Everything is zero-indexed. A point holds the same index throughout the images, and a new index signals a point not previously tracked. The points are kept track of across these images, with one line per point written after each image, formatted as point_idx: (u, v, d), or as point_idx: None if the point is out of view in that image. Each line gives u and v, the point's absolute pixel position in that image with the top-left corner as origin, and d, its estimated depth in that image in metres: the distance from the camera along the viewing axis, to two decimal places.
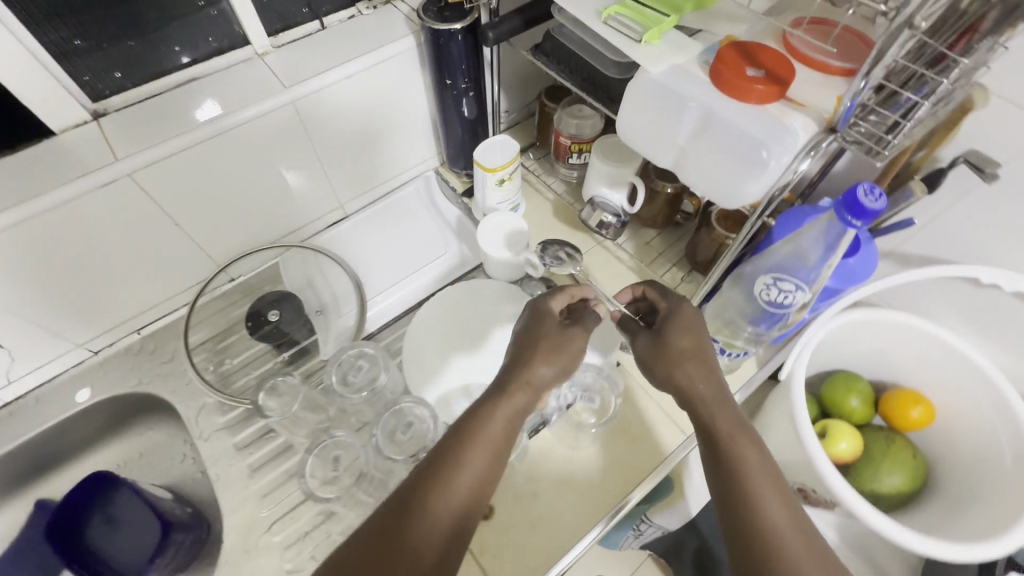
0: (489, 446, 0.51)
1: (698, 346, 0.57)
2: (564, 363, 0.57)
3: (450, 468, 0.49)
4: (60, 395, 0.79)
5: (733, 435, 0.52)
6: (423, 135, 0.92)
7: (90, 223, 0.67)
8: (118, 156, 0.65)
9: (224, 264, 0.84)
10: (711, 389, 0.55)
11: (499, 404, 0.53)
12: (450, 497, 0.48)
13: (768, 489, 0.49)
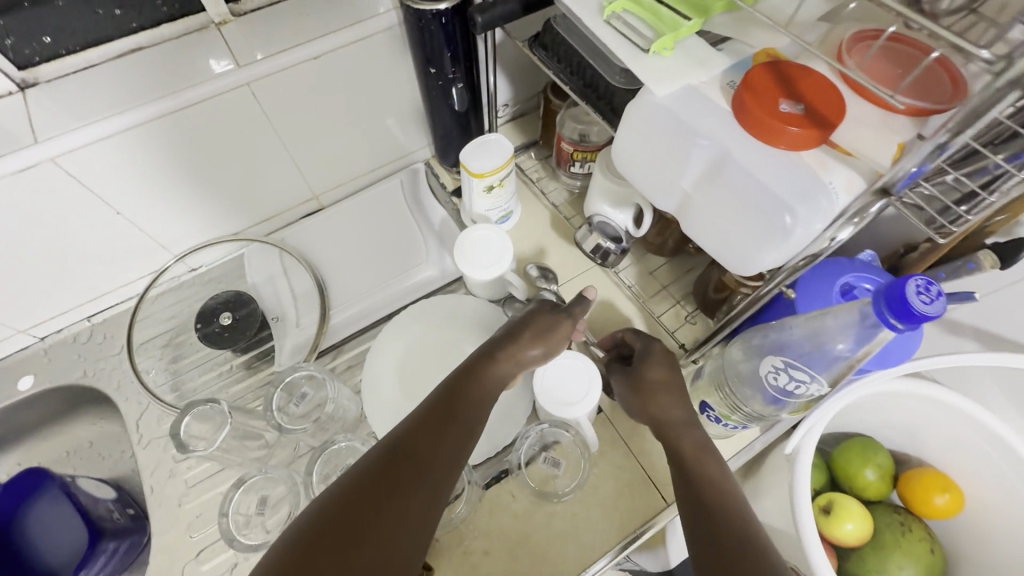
0: (473, 408, 0.52)
1: (672, 376, 0.60)
2: (551, 345, 0.60)
3: (433, 418, 0.50)
4: (2, 380, 0.75)
5: (698, 456, 0.53)
6: (411, 124, 0.82)
7: (15, 207, 0.60)
8: (39, 139, 0.57)
9: (180, 254, 0.78)
10: (683, 414, 0.57)
11: (484, 370, 0.56)
12: (432, 446, 0.48)
13: (725, 499, 0.48)
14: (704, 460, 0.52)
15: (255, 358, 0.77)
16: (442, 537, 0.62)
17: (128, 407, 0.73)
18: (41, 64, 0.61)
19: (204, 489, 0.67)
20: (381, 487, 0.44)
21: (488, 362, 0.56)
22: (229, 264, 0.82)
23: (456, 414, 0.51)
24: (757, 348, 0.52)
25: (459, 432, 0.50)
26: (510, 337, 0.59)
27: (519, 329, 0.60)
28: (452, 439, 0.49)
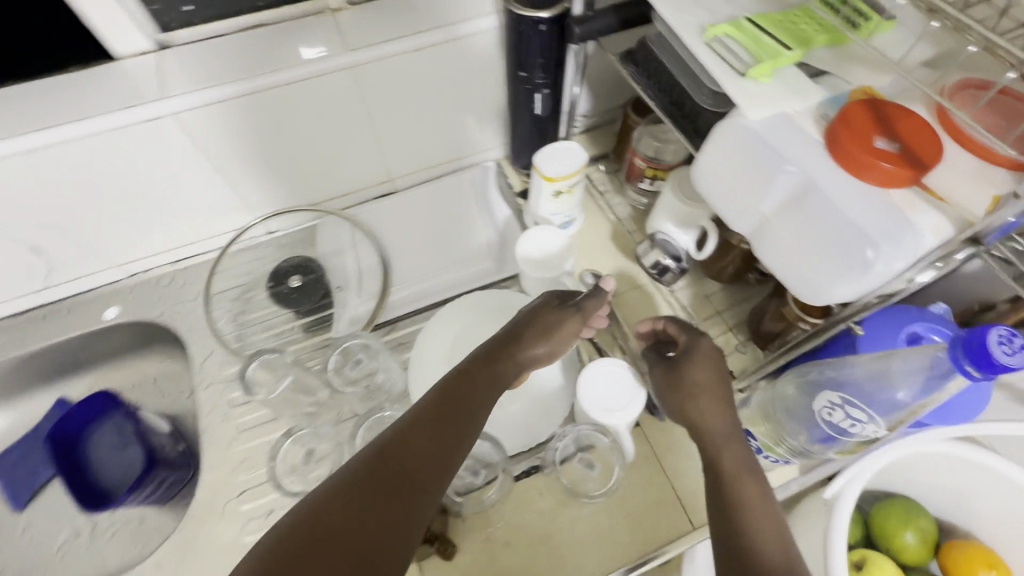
0: (468, 406, 0.51)
1: (711, 376, 0.57)
2: (554, 344, 0.60)
3: (427, 418, 0.49)
4: (89, 308, 0.81)
5: (735, 469, 0.49)
6: (490, 123, 0.85)
7: (135, 153, 0.67)
8: (168, 93, 0.64)
9: (261, 217, 0.82)
10: (722, 422, 0.54)
11: (478, 368, 0.55)
12: (425, 448, 0.46)
13: (763, 521, 0.45)
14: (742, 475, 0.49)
15: (314, 323, 0.81)
16: (470, 516, 0.63)
17: (194, 350, 0.78)
18: (176, 29, 0.68)
19: (253, 436, 0.71)
20: (377, 491, 0.42)
21: (484, 363, 0.56)
22: (299, 234, 0.85)
23: (452, 409, 0.50)
24: (812, 381, 0.52)
25: (454, 431, 0.48)
26: (507, 340, 0.59)
27: (518, 333, 0.60)
28: (446, 440, 0.47)
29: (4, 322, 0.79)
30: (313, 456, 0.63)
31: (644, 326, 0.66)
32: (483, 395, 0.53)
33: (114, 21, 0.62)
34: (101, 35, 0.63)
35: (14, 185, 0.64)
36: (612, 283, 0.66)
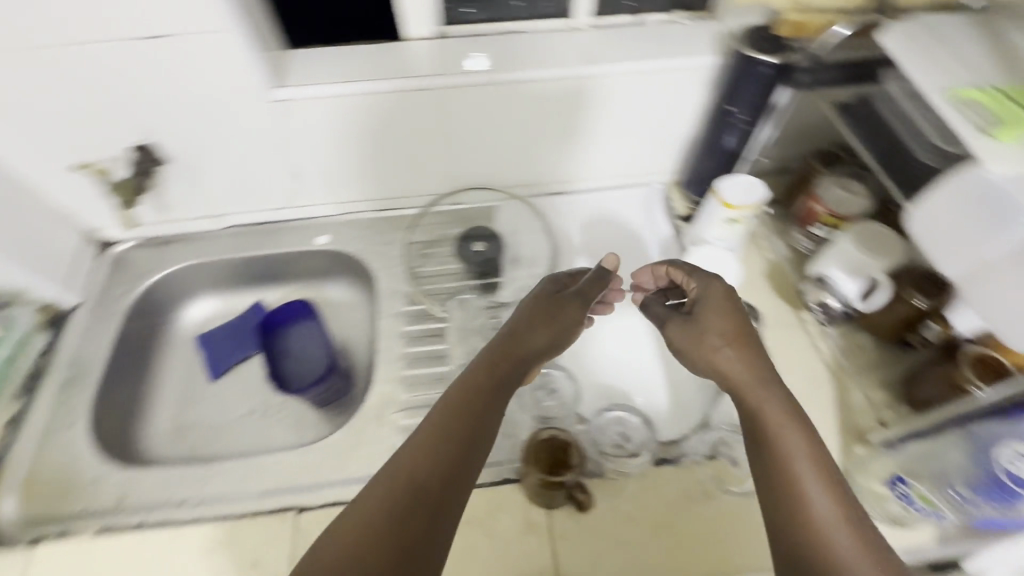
0: (480, 406, 0.57)
1: (730, 325, 0.62)
2: (555, 331, 0.65)
3: (440, 426, 0.54)
4: (305, 232, 0.97)
5: (779, 426, 0.55)
6: (671, 148, 0.94)
7: (393, 114, 0.81)
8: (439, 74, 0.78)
9: (458, 189, 0.95)
10: (745, 373, 0.59)
11: (478, 370, 0.60)
12: (443, 453, 0.52)
13: (819, 483, 0.52)
14: (790, 436, 0.55)
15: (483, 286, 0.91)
16: (611, 479, 0.69)
17: (382, 285, 0.92)
18: (452, 24, 0.82)
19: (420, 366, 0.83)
20: (405, 516, 0.48)
21: (484, 362, 0.61)
22: (488, 210, 0.97)
23: (462, 426, 0.55)
24: (971, 442, 0.59)
25: (473, 430, 0.55)
26: (508, 333, 0.65)
27: (518, 331, 0.64)
28: (463, 441, 0.54)
29: (241, 228, 0.96)
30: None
31: (657, 276, 0.74)
32: (489, 393, 0.58)
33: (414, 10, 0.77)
34: (400, 19, 0.78)
35: (306, 123, 0.80)
36: (615, 261, 0.72)
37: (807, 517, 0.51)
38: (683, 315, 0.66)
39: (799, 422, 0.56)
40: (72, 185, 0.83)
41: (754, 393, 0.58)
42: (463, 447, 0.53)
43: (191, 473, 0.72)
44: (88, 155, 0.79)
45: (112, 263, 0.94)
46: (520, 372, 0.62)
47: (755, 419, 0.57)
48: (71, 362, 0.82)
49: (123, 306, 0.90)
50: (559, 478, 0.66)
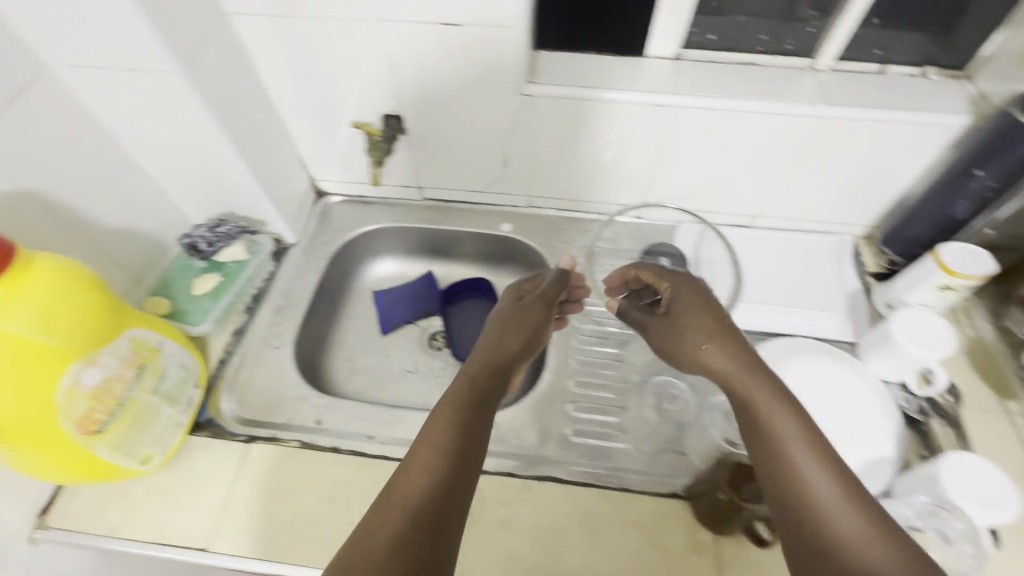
0: (460, 400, 0.60)
1: (694, 306, 0.67)
2: (524, 328, 0.73)
3: (439, 421, 0.56)
4: (494, 219, 1.04)
5: (762, 404, 0.55)
6: (878, 202, 0.91)
7: (619, 122, 0.85)
8: (679, 94, 0.80)
9: (648, 204, 0.99)
10: (733, 365, 0.60)
11: (458, 381, 0.63)
12: (433, 439, 0.54)
13: (815, 459, 0.51)
14: (751, 395, 0.56)
15: None
16: None
17: None
18: (692, 48, 0.84)
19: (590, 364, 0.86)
20: (402, 526, 0.48)
21: (463, 373, 0.64)
22: (665, 227, 1.01)
23: (448, 436, 0.55)
24: None
25: (466, 419, 0.57)
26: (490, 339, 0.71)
27: (501, 323, 0.74)
28: (453, 425, 0.56)
29: (436, 204, 1.05)
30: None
31: (624, 280, 0.80)
32: (471, 386, 0.62)
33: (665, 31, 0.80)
34: (647, 37, 0.82)
35: (539, 119, 0.85)
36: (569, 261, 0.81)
37: (814, 512, 0.48)
38: (662, 316, 0.71)
39: (791, 402, 0.55)
40: (316, 140, 0.94)
41: (737, 386, 0.58)
42: (459, 430, 0.56)
43: (379, 414, 0.79)
44: (343, 116, 0.88)
45: (320, 213, 1.05)
46: (503, 379, 0.66)
47: (742, 402, 0.57)
48: (284, 292, 0.93)
49: (328, 252, 1.00)
50: (750, 506, 0.63)
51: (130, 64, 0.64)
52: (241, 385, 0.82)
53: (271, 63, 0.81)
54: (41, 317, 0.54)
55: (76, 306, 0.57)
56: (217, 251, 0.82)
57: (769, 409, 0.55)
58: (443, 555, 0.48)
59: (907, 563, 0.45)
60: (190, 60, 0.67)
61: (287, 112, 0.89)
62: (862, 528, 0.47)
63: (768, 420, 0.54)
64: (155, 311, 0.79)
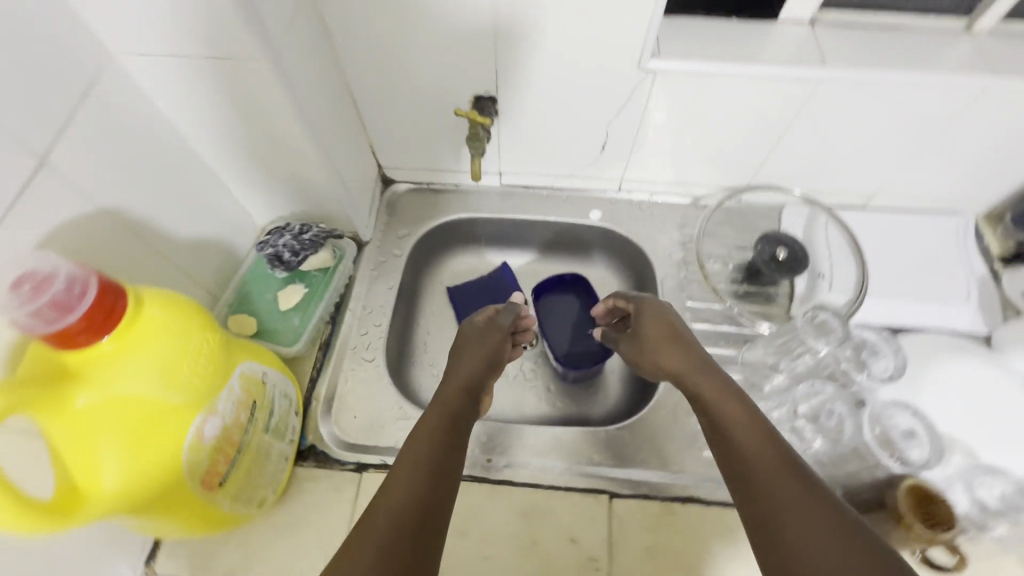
0: (442, 412, 0.61)
1: (665, 330, 0.68)
2: (484, 341, 0.74)
3: (423, 432, 0.58)
4: (580, 206, 0.95)
5: (717, 404, 0.57)
6: (1014, 180, 0.83)
7: (745, 99, 0.74)
8: (828, 64, 0.69)
9: (754, 184, 0.90)
10: (686, 364, 0.63)
11: (446, 394, 0.64)
12: (422, 443, 0.55)
13: (765, 444, 0.52)
14: (713, 395, 0.58)
15: (772, 294, 0.86)
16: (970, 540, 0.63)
17: (658, 272, 0.89)
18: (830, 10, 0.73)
19: None
20: (381, 546, 0.45)
21: (442, 390, 0.65)
22: (769, 210, 0.93)
23: (424, 466, 0.53)
24: None
25: (447, 428, 0.58)
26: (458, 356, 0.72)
27: (463, 340, 0.74)
28: (437, 431, 0.57)
29: (515, 189, 0.96)
30: (820, 421, 0.67)
31: (605, 308, 0.79)
32: (449, 397, 0.64)
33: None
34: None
35: (657, 98, 0.75)
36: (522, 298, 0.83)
37: (760, 489, 0.49)
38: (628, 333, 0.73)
39: (738, 398, 0.57)
40: (391, 123, 0.84)
41: (692, 379, 0.61)
42: (447, 438, 0.57)
43: (493, 432, 0.74)
44: (427, 97, 0.78)
45: (388, 202, 0.95)
46: (473, 397, 0.66)
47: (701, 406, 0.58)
48: (365, 296, 0.85)
49: (403, 248, 0.91)
50: (946, 534, 0.58)
51: (219, 52, 0.54)
52: (338, 404, 0.75)
53: (352, 38, 0.70)
54: (157, 365, 0.46)
55: (192, 352, 0.48)
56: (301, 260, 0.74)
57: (740, 413, 0.55)
58: (424, 553, 0.46)
59: (838, 518, 0.44)
60: (281, 43, 0.57)
61: (362, 93, 0.78)
62: (812, 502, 0.46)
63: (745, 430, 0.53)
64: (241, 332, 0.71)
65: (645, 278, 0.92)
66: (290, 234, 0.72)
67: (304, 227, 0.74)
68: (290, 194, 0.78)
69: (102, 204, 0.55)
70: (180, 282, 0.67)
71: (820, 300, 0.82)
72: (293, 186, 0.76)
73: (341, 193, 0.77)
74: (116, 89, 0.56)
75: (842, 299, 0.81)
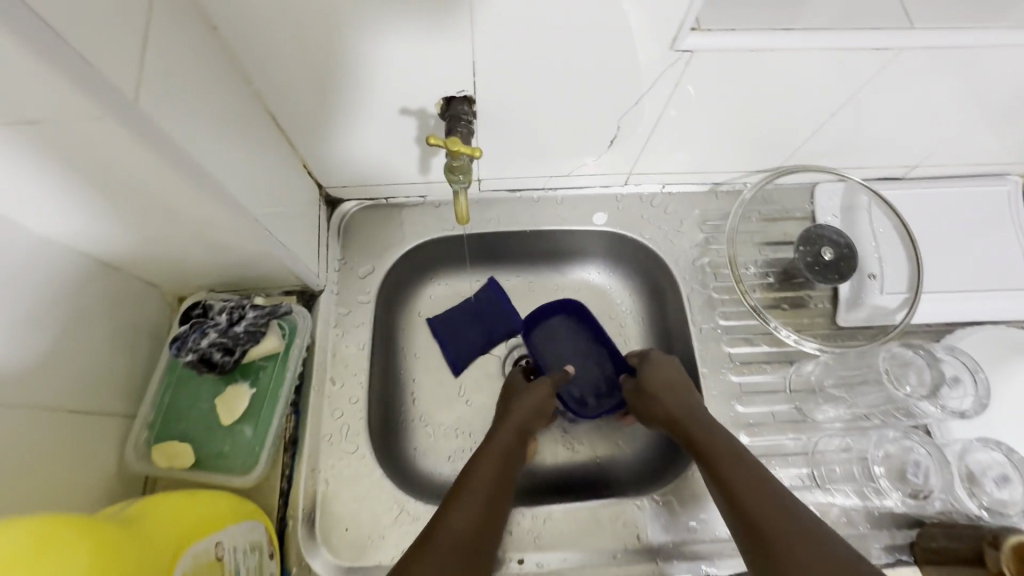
0: (500, 454, 0.60)
1: (665, 381, 0.65)
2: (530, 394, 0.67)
3: (486, 467, 0.57)
4: (581, 208, 0.78)
5: (717, 438, 0.57)
6: None
7: (798, 76, 0.57)
8: (913, 25, 0.53)
9: (787, 166, 0.74)
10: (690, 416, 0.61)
11: (501, 432, 0.62)
12: (476, 488, 0.55)
13: (757, 500, 0.50)
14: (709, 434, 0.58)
15: (811, 297, 0.74)
16: None
17: (682, 285, 0.75)
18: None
19: (754, 401, 0.68)
20: None
21: (494, 435, 0.62)
22: (799, 191, 0.78)
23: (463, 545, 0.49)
24: None
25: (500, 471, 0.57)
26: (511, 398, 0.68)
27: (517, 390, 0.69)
28: (492, 478, 0.56)
29: (499, 195, 0.77)
30: (907, 479, 0.60)
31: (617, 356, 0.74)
32: (502, 436, 0.62)
33: None
34: None
35: (686, 87, 0.58)
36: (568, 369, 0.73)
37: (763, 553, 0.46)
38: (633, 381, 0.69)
39: (739, 456, 0.55)
40: (329, 136, 0.62)
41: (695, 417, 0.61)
42: (494, 482, 0.56)
43: (518, 520, 0.62)
44: (378, 101, 0.57)
45: (338, 230, 0.74)
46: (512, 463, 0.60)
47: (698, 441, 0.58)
48: (332, 365, 0.67)
49: (368, 290, 0.72)
50: None
51: (30, 116, 0.33)
52: (322, 515, 0.60)
53: (256, 33, 0.48)
54: None
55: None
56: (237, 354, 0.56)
57: (733, 450, 0.55)
58: None
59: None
60: (138, 83, 0.35)
61: (282, 102, 0.56)
62: (796, 531, 0.46)
63: (731, 466, 0.54)
64: (172, 467, 0.53)
65: (664, 290, 0.78)
66: (216, 328, 0.54)
67: (233, 310, 0.55)
68: (206, 258, 0.57)
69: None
70: (67, 424, 0.49)
71: (871, 305, 0.71)
72: (208, 249, 0.55)
73: (274, 247, 0.57)
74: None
75: (896, 302, 0.70)
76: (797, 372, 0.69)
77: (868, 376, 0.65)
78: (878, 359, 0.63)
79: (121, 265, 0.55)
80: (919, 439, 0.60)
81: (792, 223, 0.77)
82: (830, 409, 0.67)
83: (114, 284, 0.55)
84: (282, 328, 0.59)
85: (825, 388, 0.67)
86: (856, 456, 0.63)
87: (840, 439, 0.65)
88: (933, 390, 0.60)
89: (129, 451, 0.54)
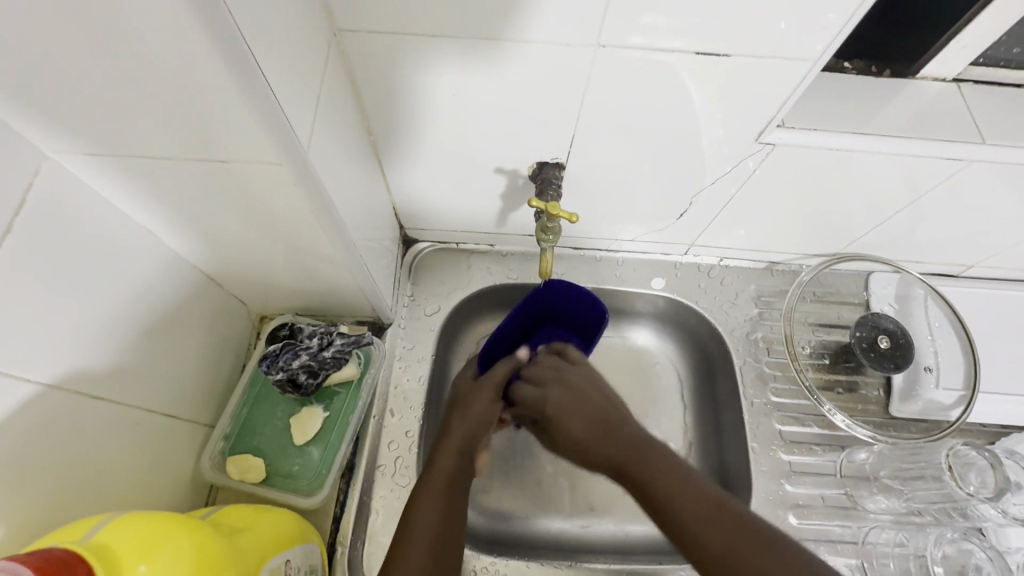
0: (441, 489, 0.54)
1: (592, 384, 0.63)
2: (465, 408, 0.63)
3: (441, 471, 0.56)
4: (641, 272, 0.81)
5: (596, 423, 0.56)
6: None
7: (866, 176, 0.61)
8: (985, 140, 0.57)
9: (845, 254, 0.77)
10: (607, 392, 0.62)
11: (450, 447, 0.58)
12: (421, 540, 0.49)
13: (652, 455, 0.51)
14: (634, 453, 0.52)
15: (864, 383, 0.75)
16: None
17: (734, 356, 0.76)
18: (978, 64, 0.61)
19: (803, 481, 0.68)
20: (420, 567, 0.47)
21: (446, 438, 0.60)
22: (855, 277, 0.80)
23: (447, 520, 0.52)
24: None
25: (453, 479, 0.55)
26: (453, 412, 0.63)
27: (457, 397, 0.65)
28: (441, 496, 0.53)
29: (564, 252, 0.81)
30: None
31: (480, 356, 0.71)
32: (442, 465, 0.57)
33: (963, 48, 0.57)
34: (937, 55, 0.59)
35: (763, 177, 0.63)
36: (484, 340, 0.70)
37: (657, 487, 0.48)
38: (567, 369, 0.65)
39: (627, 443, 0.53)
40: (424, 183, 0.67)
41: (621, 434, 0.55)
42: (451, 484, 0.55)
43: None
44: (478, 159, 0.63)
45: (411, 268, 0.79)
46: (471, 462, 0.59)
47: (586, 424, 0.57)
48: (391, 398, 0.69)
49: (432, 327, 0.75)
50: None
51: (219, 152, 0.40)
52: (368, 546, 0.60)
53: (386, 92, 0.54)
54: (161, 529, 0.38)
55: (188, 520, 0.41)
56: (321, 380, 0.63)
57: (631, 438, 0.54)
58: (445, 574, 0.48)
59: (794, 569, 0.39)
60: (304, 131, 0.42)
61: (391, 152, 0.62)
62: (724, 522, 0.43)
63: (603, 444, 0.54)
64: (244, 480, 0.58)
65: (716, 360, 0.79)
66: (307, 351, 0.62)
67: (322, 337, 0.64)
68: (299, 285, 0.61)
69: (49, 378, 0.41)
70: (160, 427, 0.53)
71: (926, 399, 0.71)
72: (304, 277, 0.59)
73: (365, 280, 0.61)
74: (64, 198, 0.42)
75: (951, 398, 0.69)
76: (849, 459, 0.69)
77: (925, 472, 0.65)
78: (943, 457, 0.63)
79: (226, 281, 0.60)
80: (980, 542, 0.61)
81: (846, 308, 0.79)
82: (883, 499, 0.66)
83: (216, 298, 0.60)
84: (359, 356, 0.66)
85: (880, 477, 0.67)
86: (911, 553, 0.63)
87: (891, 533, 0.64)
88: (997, 494, 0.59)
89: (205, 460, 0.58)
